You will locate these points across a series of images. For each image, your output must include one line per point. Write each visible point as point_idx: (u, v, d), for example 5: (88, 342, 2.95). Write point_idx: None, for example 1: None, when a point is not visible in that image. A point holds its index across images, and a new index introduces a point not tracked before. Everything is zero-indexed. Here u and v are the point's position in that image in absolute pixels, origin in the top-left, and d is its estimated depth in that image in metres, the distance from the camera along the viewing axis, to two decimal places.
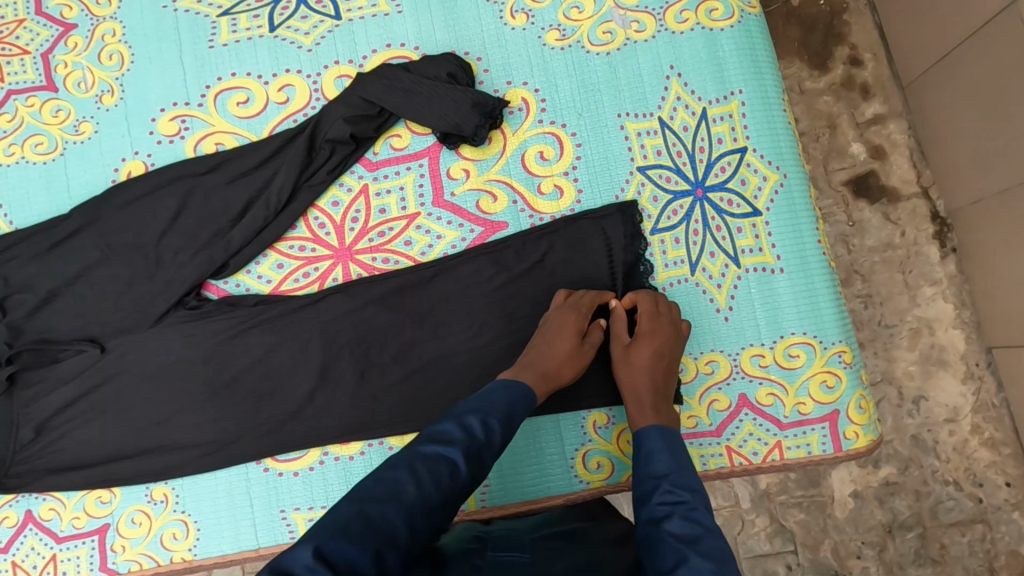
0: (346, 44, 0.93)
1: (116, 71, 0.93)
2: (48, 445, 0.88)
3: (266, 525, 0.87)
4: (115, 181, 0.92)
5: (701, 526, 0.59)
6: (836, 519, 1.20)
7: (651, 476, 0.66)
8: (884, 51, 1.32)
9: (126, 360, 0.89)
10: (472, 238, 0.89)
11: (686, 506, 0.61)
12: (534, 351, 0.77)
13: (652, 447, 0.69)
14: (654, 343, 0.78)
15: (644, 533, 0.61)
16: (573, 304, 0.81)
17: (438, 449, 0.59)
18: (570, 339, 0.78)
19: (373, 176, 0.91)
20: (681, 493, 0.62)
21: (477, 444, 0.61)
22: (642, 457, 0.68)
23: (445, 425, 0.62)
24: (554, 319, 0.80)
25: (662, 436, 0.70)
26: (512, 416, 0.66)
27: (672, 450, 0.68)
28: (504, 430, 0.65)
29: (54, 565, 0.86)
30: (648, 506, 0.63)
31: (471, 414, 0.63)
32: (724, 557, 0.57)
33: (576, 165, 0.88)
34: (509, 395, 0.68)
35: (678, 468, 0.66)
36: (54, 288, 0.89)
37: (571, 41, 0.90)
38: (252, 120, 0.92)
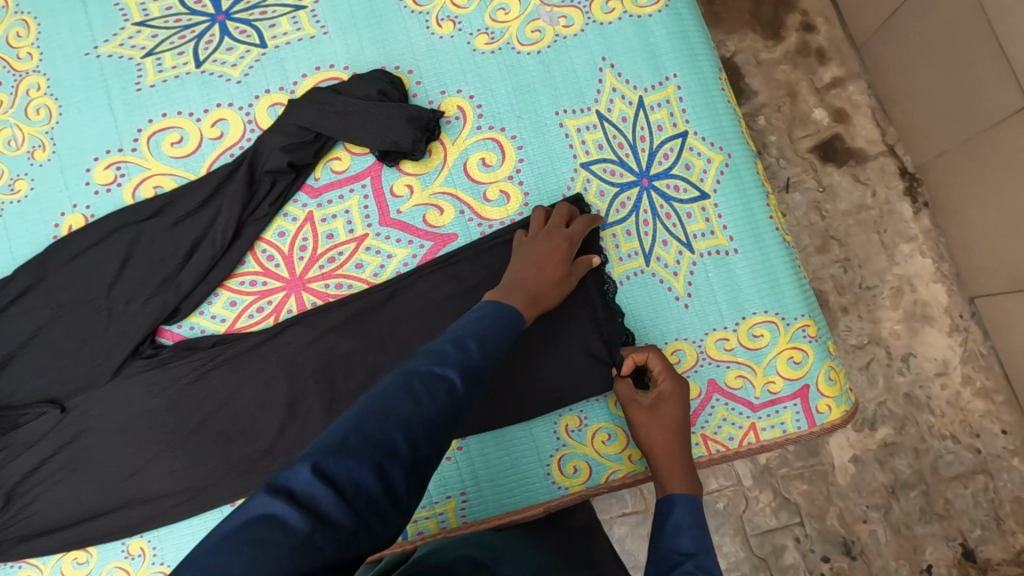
0: (275, 72, 0.91)
1: (45, 125, 0.91)
2: (20, 512, 0.87)
3: None
4: (57, 236, 0.90)
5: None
6: (839, 486, 1.19)
7: (675, 552, 0.62)
8: (835, 14, 1.31)
9: (90, 416, 0.88)
10: (423, 253, 0.87)
11: None
12: (521, 275, 0.73)
13: (681, 522, 0.67)
14: (675, 401, 0.78)
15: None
16: (560, 228, 0.79)
17: (435, 366, 0.55)
18: (561, 263, 0.76)
19: (317, 203, 0.89)
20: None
21: (473, 362, 0.57)
22: (670, 530, 0.66)
23: (440, 345, 0.58)
24: (541, 239, 0.77)
25: (692, 512, 0.68)
26: (506, 334, 0.63)
27: (702, 531, 0.65)
28: (497, 350, 0.61)
29: None
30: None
31: (466, 336, 0.60)
32: None
33: (520, 168, 0.87)
34: (501, 317, 0.64)
35: (707, 549, 0.62)
36: (7, 352, 0.88)
37: (501, 43, 0.88)
38: (188, 159, 0.90)
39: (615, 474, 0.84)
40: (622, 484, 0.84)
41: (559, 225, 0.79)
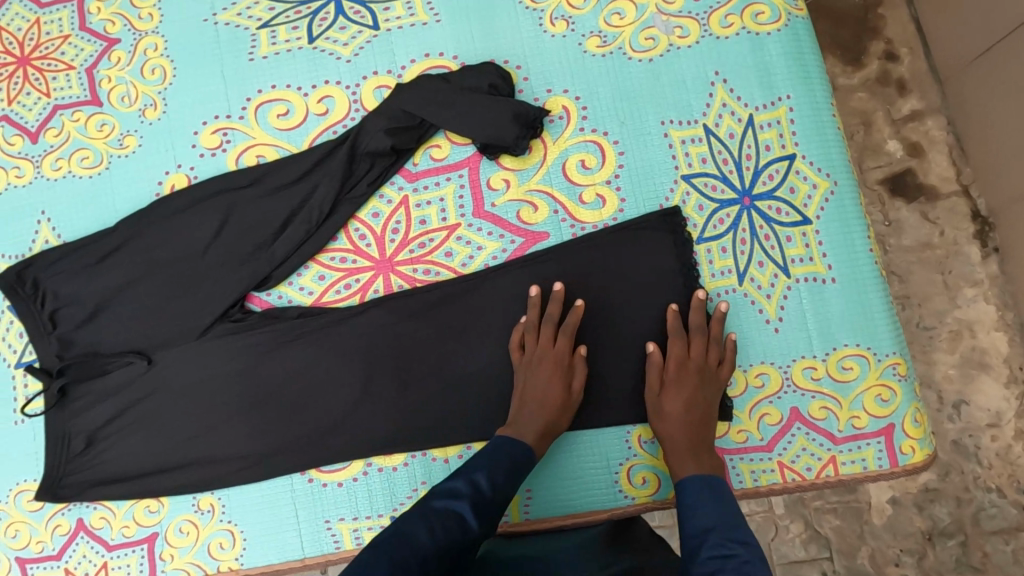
0: (384, 55, 0.92)
1: (159, 85, 0.94)
2: (98, 456, 0.89)
3: (311, 535, 0.87)
4: (159, 194, 0.93)
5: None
6: (873, 526, 1.17)
7: (696, 531, 0.67)
8: (920, 45, 1.27)
9: (173, 372, 0.90)
10: (513, 249, 0.88)
11: (739, 559, 0.61)
12: (519, 416, 0.80)
13: (699, 496, 0.71)
14: (686, 390, 0.79)
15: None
16: (548, 349, 0.82)
17: (448, 503, 0.68)
18: (559, 391, 0.80)
19: (413, 187, 0.90)
20: (733, 545, 0.63)
21: (483, 497, 0.70)
22: (689, 509, 0.70)
23: (456, 482, 0.71)
24: (537, 369, 0.81)
25: (705, 488, 0.72)
26: (517, 471, 0.75)
27: (721, 506, 0.69)
28: (509, 484, 0.74)
29: (107, 572, 0.88)
30: (696, 561, 0.63)
31: (479, 472, 0.73)
32: None
33: (618, 174, 0.87)
34: (510, 451, 0.76)
35: (725, 522, 0.67)
36: (102, 301, 0.91)
37: (613, 47, 0.88)
38: (292, 132, 0.92)
39: None
40: None
41: (545, 347, 0.82)
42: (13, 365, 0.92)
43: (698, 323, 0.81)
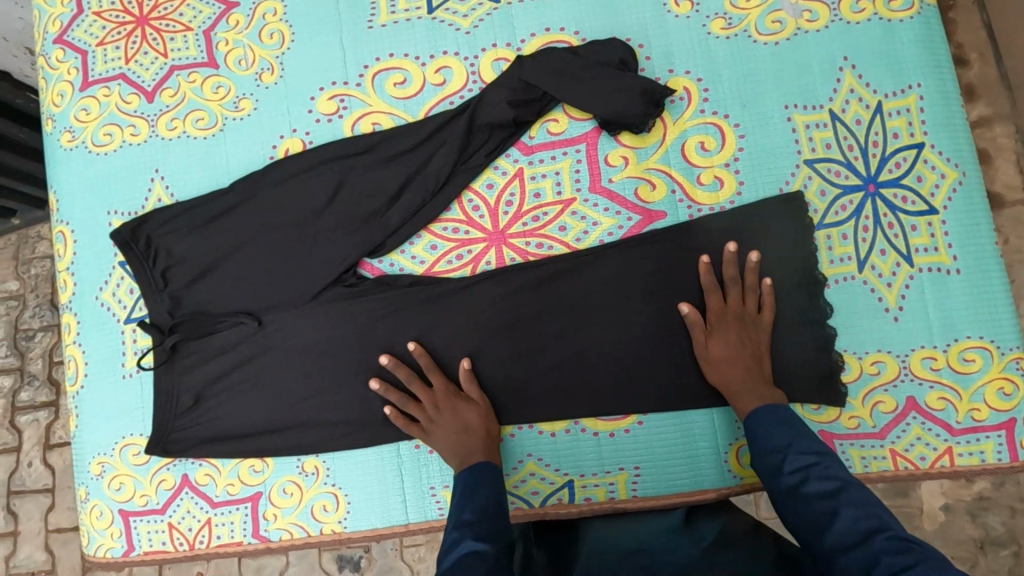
0: (504, 29, 0.92)
1: (277, 50, 0.94)
2: (206, 414, 0.90)
3: (416, 501, 0.88)
4: (273, 157, 0.93)
5: (838, 480, 0.66)
6: (924, 532, 1.16)
7: (772, 451, 0.72)
8: (992, 52, 1.18)
9: (281, 334, 0.90)
10: (629, 226, 0.88)
11: (820, 466, 0.68)
12: (461, 450, 0.82)
13: (766, 418, 0.75)
14: (731, 335, 0.80)
15: (786, 504, 0.68)
16: (434, 395, 0.85)
17: (451, 556, 0.66)
18: (468, 409, 0.84)
19: (529, 160, 0.90)
20: (809, 456, 0.69)
21: (478, 526, 0.70)
22: (758, 433, 0.74)
23: (451, 535, 0.70)
24: (444, 416, 0.84)
25: (773, 411, 0.75)
26: (492, 493, 0.76)
27: (785, 423, 0.74)
28: (491, 505, 0.74)
29: (209, 529, 0.89)
30: (782, 477, 0.69)
31: (461, 515, 0.72)
32: (868, 499, 0.63)
33: (737, 157, 0.86)
34: (478, 480, 0.77)
35: (795, 435, 0.72)
36: (212, 261, 0.91)
37: (737, 30, 0.87)
38: (409, 101, 0.92)
39: None
40: None
41: (432, 403, 0.85)
42: (123, 321, 0.93)
43: (733, 273, 0.82)
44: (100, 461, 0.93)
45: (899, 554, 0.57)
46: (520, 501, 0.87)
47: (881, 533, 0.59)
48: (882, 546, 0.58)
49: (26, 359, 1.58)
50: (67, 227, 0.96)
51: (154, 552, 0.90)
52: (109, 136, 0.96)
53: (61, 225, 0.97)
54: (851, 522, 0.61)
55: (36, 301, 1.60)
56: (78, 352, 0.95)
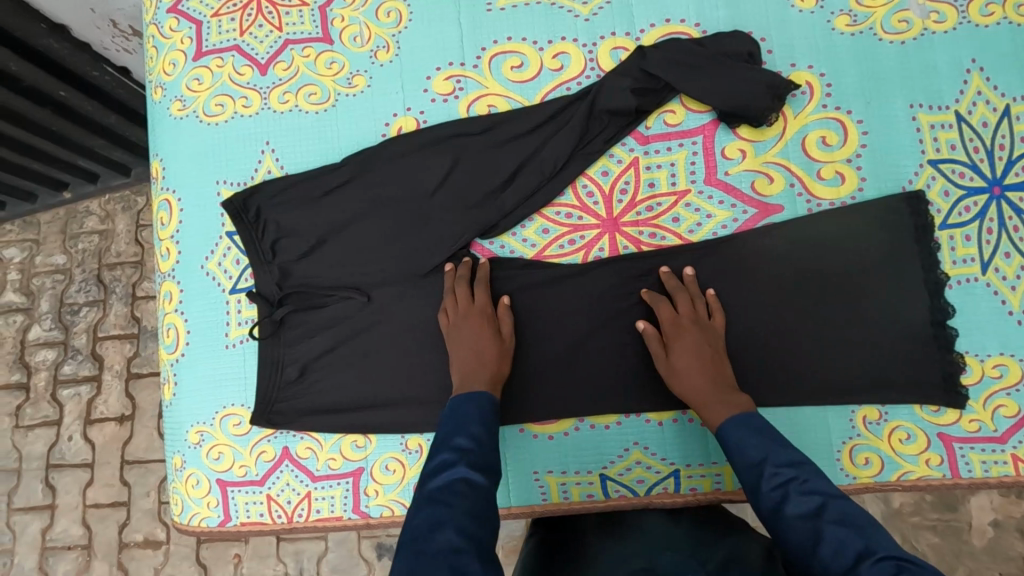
0: (623, 18, 0.92)
1: (394, 28, 0.95)
2: (310, 387, 0.90)
3: (521, 486, 0.88)
4: (385, 135, 0.94)
5: (820, 494, 0.64)
6: (972, 547, 1.16)
7: (751, 467, 0.70)
8: None
9: (390, 311, 0.90)
10: (745, 219, 0.88)
11: (800, 480, 0.66)
12: (467, 370, 0.82)
13: (740, 431, 0.74)
14: (687, 337, 0.82)
15: (770, 526, 0.65)
16: (470, 307, 0.86)
17: (445, 476, 0.67)
18: (491, 338, 0.84)
19: (644, 149, 0.90)
20: (787, 470, 0.68)
21: (472, 452, 0.70)
22: (737, 452, 0.73)
23: (444, 453, 0.70)
24: (463, 329, 0.85)
25: (748, 424, 0.74)
26: (486, 420, 0.76)
27: (760, 436, 0.73)
28: (486, 433, 0.74)
29: (309, 503, 0.89)
30: (764, 497, 0.67)
31: (456, 437, 0.73)
32: (852, 513, 0.62)
33: (860, 153, 0.86)
34: (475, 406, 0.77)
35: (771, 448, 0.71)
36: (321, 235, 0.91)
37: (863, 27, 0.87)
38: (525, 85, 0.92)
39: (908, 474, 0.82)
40: (913, 486, 0.82)
41: (463, 308, 0.86)
42: (228, 291, 0.93)
43: (674, 285, 0.85)
44: (198, 430, 0.92)
45: (892, 574, 0.54)
46: (623, 489, 0.86)
47: (870, 552, 0.57)
48: (872, 569, 0.55)
49: (70, 334, 1.58)
50: (173, 195, 0.97)
51: (251, 524, 0.90)
52: (221, 107, 0.96)
53: (166, 193, 0.97)
54: (834, 543, 0.59)
55: (83, 276, 1.59)
56: (179, 320, 0.95)
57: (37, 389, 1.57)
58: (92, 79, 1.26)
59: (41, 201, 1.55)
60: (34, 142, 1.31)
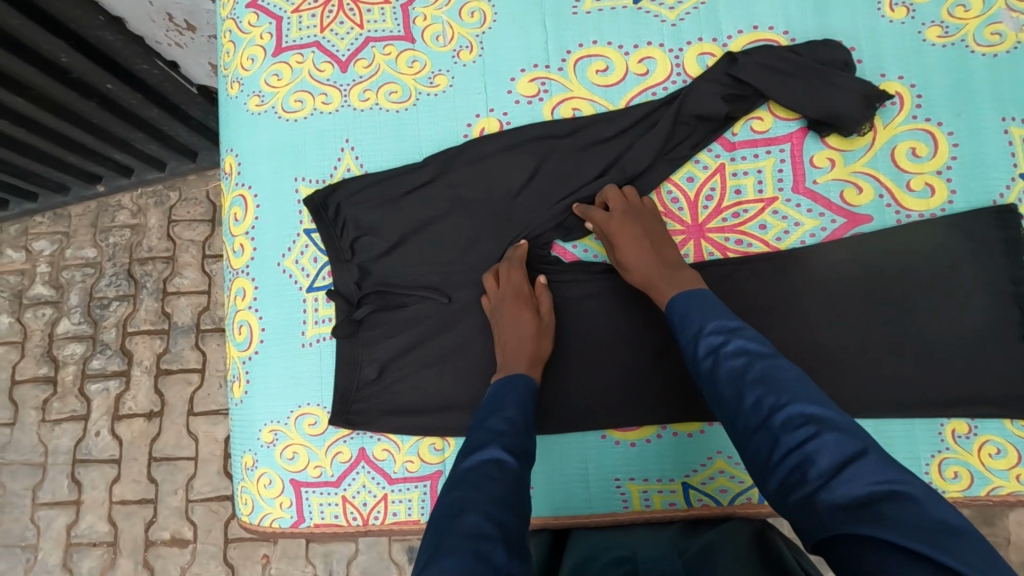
0: (710, 24, 0.92)
1: (477, 29, 0.94)
2: (388, 387, 0.90)
3: (602, 492, 0.87)
4: (467, 136, 0.93)
5: (750, 355, 0.66)
6: (1011, 562, 1.17)
7: (691, 336, 0.72)
8: None
9: (468, 312, 0.90)
10: (833, 228, 0.87)
11: (733, 342, 0.68)
12: (509, 354, 0.83)
13: (684, 307, 0.75)
14: (626, 228, 0.84)
15: (706, 387, 0.69)
16: (505, 288, 0.86)
17: (477, 456, 0.68)
18: (529, 318, 0.84)
19: (731, 156, 0.89)
20: (722, 333, 0.69)
21: (509, 438, 0.70)
22: (681, 322, 0.75)
23: (477, 436, 0.71)
24: (503, 312, 0.85)
25: (693, 298, 0.76)
26: (524, 407, 0.76)
27: (702, 307, 0.74)
28: (523, 418, 0.74)
29: (385, 505, 0.88)
30: (698, 363, 0.70)
31: (489, 420, 0.73)
32: (784, 372, 0.64)
33: (950, 165, 0.86)
34: (512, 392, 0.77)
35: (711, 317, 0.72)
36: (402, 234, 0.91)
37: (955, 39, 0.87)
38: (611, 89, 0.92)
39: (998, 489, 0.82)
40: (1003, 501, 0.82)
41: (501, 292, 0.87)
42: (304, 289, 0.93)
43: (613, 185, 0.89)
44: (272, 429, 0.91)
45: (800, 427, 0.58)
46: (706, 499, 0.85)
47: (784, 406, 0.60)
48: (784, 420, 0.59)
49: (99, 328, 1.56)
50: (249, 191, 0.96)
51: (324, 526, 0.88)
52: (300, 103, 0.95)
53: (242, 189, 0.96)
54: (755, 399, 0.62)
55: (112, 270, 1.58)
56: (252, 317, 0.94)
57: (63, 383, 1.55)
58: (140, 72, 1.24)
59: (74, 193, 1.54)
60: (74, 134, 1.30)
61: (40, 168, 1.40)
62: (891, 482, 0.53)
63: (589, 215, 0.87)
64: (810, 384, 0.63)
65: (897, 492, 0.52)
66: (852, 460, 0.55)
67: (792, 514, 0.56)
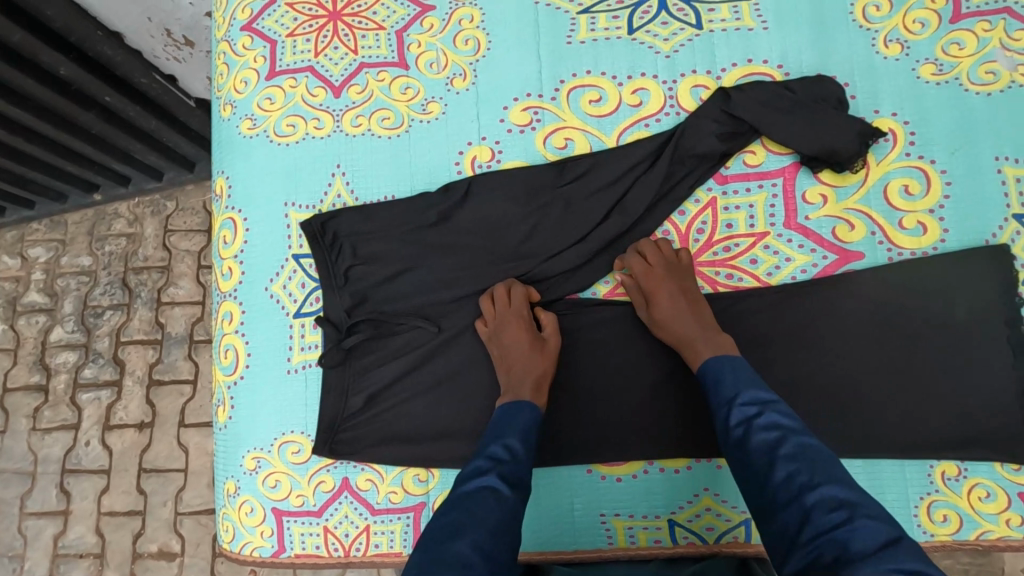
0: (705, 55, 0.91)
1: (471, 56, 0.94)
2: (375, 416, 0.89)
3: (587, 528, 0.86)
4: (458, 164, 0.93)
5: (782, 429, 0.67)
6: None
7: (723, 402, 0.72)
8: None
9: (459, 340, 0.89)
10: (824, 265, 0.86)
11: (767, 415, 0.68)
12: (513, 376, 0.82)
13: (719, 370, 0.75)
14: (661, 287, 0.83)
15: (734, 454, 0.68)
16: (507, 310, 0.85)
17: (475, 483, 0.69)
18: (529, 334, 0.84)
19: (722, 190, 0.89)
20: (755, 405, 0.69)
21: (509, 466, 0.71)
22: (714, 387, 0.75)
23: (478, 462, 0.71)
24: (503, 333, 0.84)
25: (729, 365, 0.75)
26: (529, 434, 0.76)
27: (736, 374, 0.74)
28: (526, 446, 0.74)
29: (367, 537, 0.87)
30: (730, 430, 0.70)
31: (494, 445, 0.73)
32: (815, 450, 0.64)
33: (943, 204, 0.85)
34: (518, 418, 0.77)
35: (746, 386, 0.72)
36: (391, 262, 0.90)
37: (949, 77, 0.87)
38: (603, 119, 0.91)
39: (987, 533, 0.81)
40: (991, 546, 0.81)
41: (498, 314, 0.86)
42: (292, 315, 0.92)
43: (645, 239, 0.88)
44: (255, 456, 0.90)
45: (832, 510, 0.58)
46: (692, 537, 0.84)
47: (816, 485, 0.60)
48: (815, 500, 0.59)
49: (93, 336, 1.55)
50: (239, 214, 0.95)
51: (305, 556, 0.88)
52: (292, 128, 0.95)
53: (231, 212, 0.96)
54: (786, 474, 0.62)
55: (108, 279, 1.57)
56: (238, 341, 0.93)
57: (56, 392, 1.54)
58: (140, 86, 1.23)
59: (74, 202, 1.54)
60: (75, 145, 1.30)
61: (39, 178, 1.39)
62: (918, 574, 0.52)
63: (627, 264, 0.87)
64: (843, 470, 0.63)
65: None
66: (885, 547, 0.54)
67: None
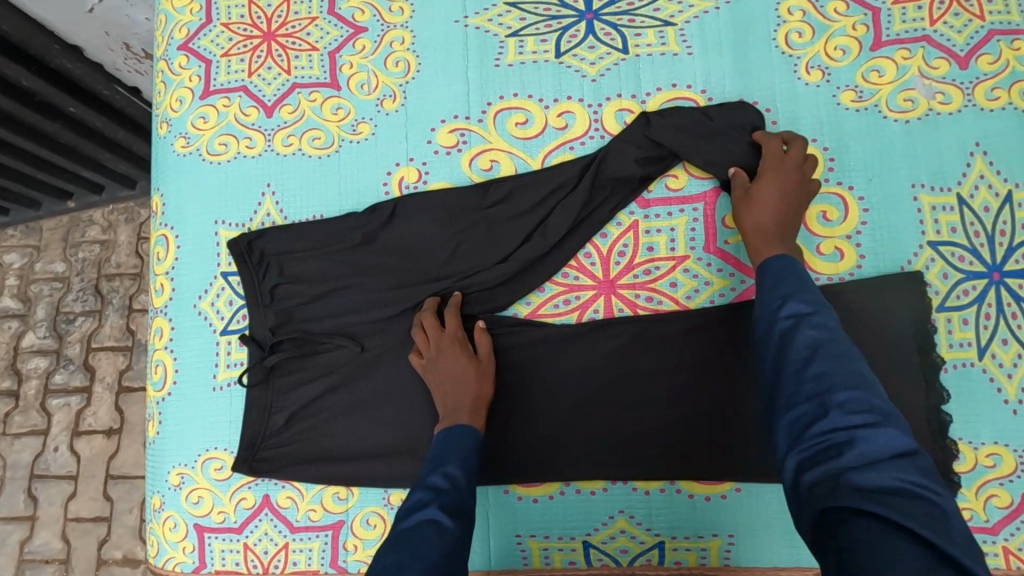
0: (630, 80, 0.92)
1: (401, 78, 0.95)
2: (297, 434, 0.90)
3: (502, 548, 0.86)
4: (387, 185, 0.94)
5: (828, 334, 0.67)
6: None
7: (777, 295, 0.73)
8: None
9: (382, 359, 0.90)
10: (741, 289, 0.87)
11: (814, 318, 0.69)
12: (451, 403, 0.82)
13: (783, 266, 0.75)
14: (771, 178, 0.82)
15: (775, 339, 0.69)
16: (440, 336, 0.85)
17: (417, 516, 0.68)
18: (463, 360, 0.84)
19: (644, 214, 0.90)
20: (806, 307, 0.70)
21: (449, 497, 0.70)
22: (771, 279, 0.75)
23: (418, 495, 0.71)
24: (439, 361, 0.84)
25: (790, 264, 0.75)
26: (468, 462, 0.76)
27: (797, 273, 0.74)
28: (467, 476, 0.74)
29: (286, 554, 0.88)
30: (776, 320, 0.71)
31: (433, 476, 0.73)
32: (856, 361, 0.64)
33: (860, 230, 0.86)
34: (456, 446, 0.77)
35: (802, 288, 0.72)
36: (317, 281, 0.91)
37: (868, 104, 0.88)
38: (529, 142, 0.92)
39: None
40: None
41: (433, 342, 0.85)
42: (219, 332, 0.93)
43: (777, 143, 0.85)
44: (179, 472, 0.91)
45: (857, 412, 0.59)
46: (606, 558, 0.85)
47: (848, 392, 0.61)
48: (844, 402, 0.60)
49: (64, 342, 1.55)
50: (171, 231, 0.96)
51: (225, 573, 0.88)
52: (224, 147, 0.96)
53: (163, 229, 0.97)
54: (816, 372, 0.63)
55: (80, 285, 1.57)
56: (167, 357, 0.94)
57: (26, 398, 1.55)
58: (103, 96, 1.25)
59: (45, 209, 1.55)
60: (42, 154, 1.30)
61: (16, 187, 1.40)
62: (923, 487, 0.53)
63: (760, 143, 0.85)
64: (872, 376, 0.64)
65: (922, 496, 0.53)
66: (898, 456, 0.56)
67: (802, 497, 0.58)
